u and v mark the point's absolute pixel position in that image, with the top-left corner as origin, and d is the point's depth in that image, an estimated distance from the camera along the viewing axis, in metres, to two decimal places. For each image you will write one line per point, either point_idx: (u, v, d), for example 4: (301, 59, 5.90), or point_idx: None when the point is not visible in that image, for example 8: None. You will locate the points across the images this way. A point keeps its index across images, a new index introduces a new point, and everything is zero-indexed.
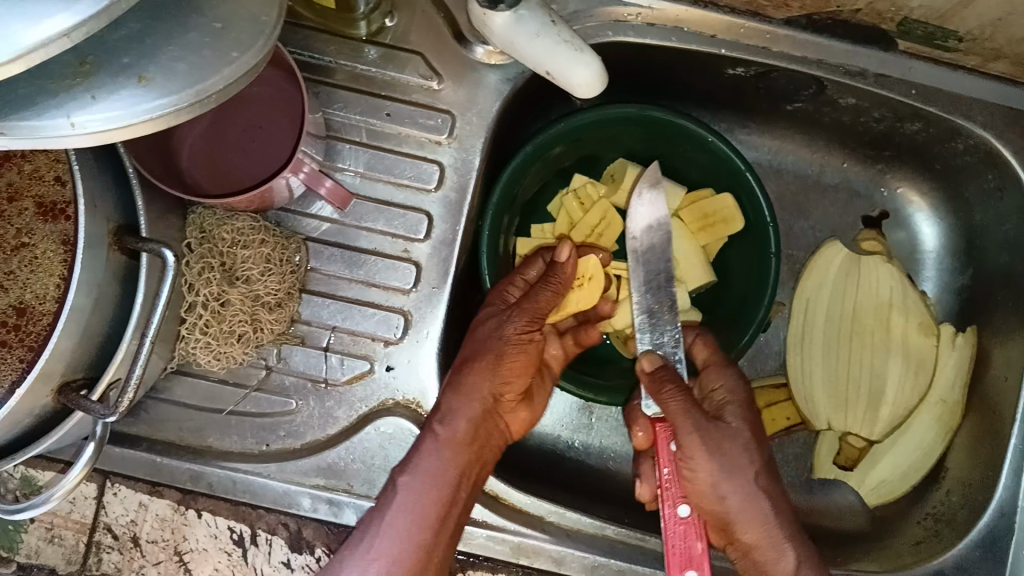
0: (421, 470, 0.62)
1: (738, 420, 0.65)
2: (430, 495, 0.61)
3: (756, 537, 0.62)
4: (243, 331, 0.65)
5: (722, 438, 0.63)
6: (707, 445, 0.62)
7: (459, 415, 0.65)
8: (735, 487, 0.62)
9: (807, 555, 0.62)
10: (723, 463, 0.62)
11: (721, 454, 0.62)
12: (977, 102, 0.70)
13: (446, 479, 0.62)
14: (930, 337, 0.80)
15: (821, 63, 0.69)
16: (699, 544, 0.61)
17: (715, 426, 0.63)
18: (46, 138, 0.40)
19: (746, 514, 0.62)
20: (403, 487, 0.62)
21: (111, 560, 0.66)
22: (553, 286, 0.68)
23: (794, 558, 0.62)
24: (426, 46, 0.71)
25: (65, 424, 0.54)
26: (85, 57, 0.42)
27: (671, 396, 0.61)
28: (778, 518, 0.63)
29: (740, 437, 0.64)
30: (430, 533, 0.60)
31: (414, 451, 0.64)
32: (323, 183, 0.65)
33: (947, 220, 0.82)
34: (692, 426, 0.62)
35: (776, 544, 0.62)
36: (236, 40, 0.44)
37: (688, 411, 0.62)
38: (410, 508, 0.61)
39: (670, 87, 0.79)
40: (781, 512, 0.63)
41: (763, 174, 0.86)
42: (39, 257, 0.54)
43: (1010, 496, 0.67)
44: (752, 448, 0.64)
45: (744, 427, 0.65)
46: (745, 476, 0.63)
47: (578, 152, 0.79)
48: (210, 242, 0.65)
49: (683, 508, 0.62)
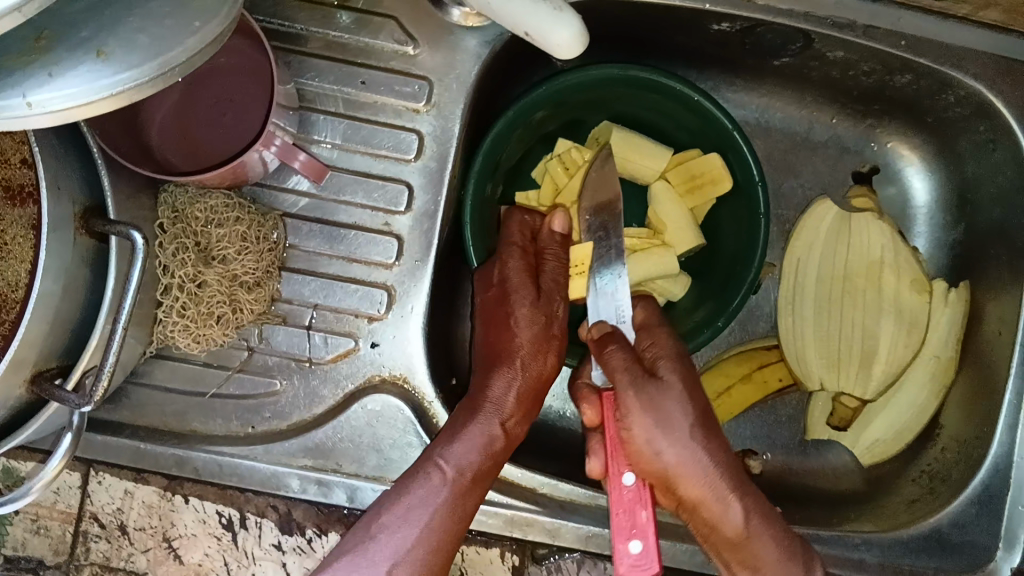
0: (463, 460, 0.60)
1: (671, 372, 0.62)
2: (468, 485, 0.60)
3: (699, 494, 0.60)
4: (222, 312, 0.63)
5: (658, 395, 0.61)
6: (644, 405, 0.60)
7: (507, 405, 0.65)
8: (671, 444, 0.60)
9: (753, 507, 0.61)
10: (659, 422, 0.60)
11: (655, 411, 0.60)
12: (970, 52, 0.68)
13: (485, 468, 0.61)
14: (922, 294, 0.78)
15: (809, 16, 0.67)
16: (645, 512, 0.61)
17: (650, 383, 0.61)
18: (4, 120, 0.38)
19: (685, 472, 0.60)
20: (443, 478, 0.59)
21: (99, 549, 0.65)
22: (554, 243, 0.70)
23: (740, 510, 0.60)
24: (400, 10, 0.68)
25: (41, 415, 0.53)
26: (40, 31, 0.39)
27: (613, 354, 0.61)
28: (722, 471, 0.60)
29: (677, 391, 0.62)
30: (464, 524, 0.60)
31: (455, 435, 0.62)
32: (298, 156, 0.63)
33: (938, 174, 0.81)
34: (628, 384, 0.60)
35: (722, 499, 0.60)
36: (199, 8, 0.42)
37: (629, 368, 0.61)
38: (450, 497, 0.59)
39: (654, 45, 0.77)
40: (724, 464, 0.61)
41: (751, 133, 0.84)
42: (9, 243, 0.50)
43: (1005, 451, 0.67)
44: (687, 402, 0.62)
45: (677, 379, 0.62)
46: (681, 433, 0.60)
47: (562, 115, 0.77)
48: (184, 221, 0.62)
49: (627, 476, 0.62)
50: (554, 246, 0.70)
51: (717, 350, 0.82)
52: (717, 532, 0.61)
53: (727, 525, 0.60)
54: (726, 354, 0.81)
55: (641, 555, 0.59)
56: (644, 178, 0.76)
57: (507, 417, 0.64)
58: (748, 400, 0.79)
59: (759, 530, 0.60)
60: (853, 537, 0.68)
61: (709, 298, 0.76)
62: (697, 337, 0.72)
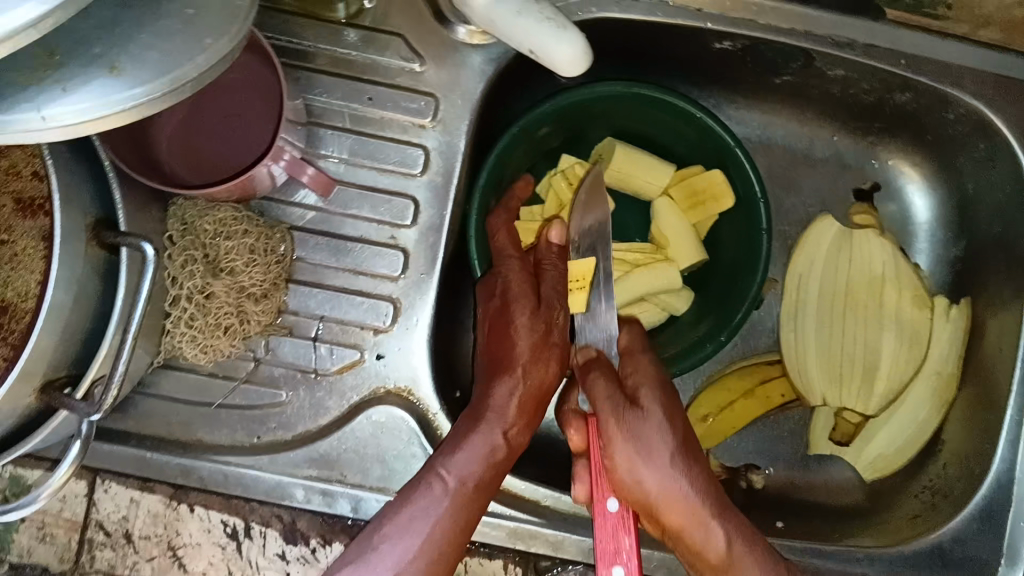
0: (465, 470, 0.61)
1: (653, 402, 0.64)
2: (469, 494, 0.60)
3: (681, 521, 0.60)
4: (229, 324, 0.64)
5: (637, 423, 0.62)
6: (625, 433, 0.62)
7: (506, 411, 0.65)
8: (652, 471, 0.61)
9: (735, 531, 0.60)
10: (639, 448, 0.61)
11: (636, 438, 0.62)
12: (968, 70, 0.69)
13: (487, 478, 0.62)
14: (923, 309, 0.79)
15: (809, 34, 0.68)
16: (628, 539, 0.61)
17: (630, 411, 0.63)
18: (15, 135, 0.39)
19: (668, 499, 0.60)
20: (444, 487, 0.60)
21: (105, 557, 0.66)
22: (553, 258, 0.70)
23: (722, 534, 0.60)
24: (407, 28, 0.70)
25: (49, 424, 0.53)
26: (54, 48, 0.41)
27: (596, 380, 0.64)
28: (703, 497, 0.61)
29: (658, 419, 0.63)
30: (465, 535, 0.60)
31: (459, 443, 0.62)
32: (305, 171, 0.64)
33: (939, 191, 0.81)
34: (609, 410, 0.63)
35: (704, 524, 0.60)
36: (210, 26, 0.43)
37: (611, 396, 0.63)
38: (452, 506, 0.60)
39: (657, 62, 0.78)
40: (706, 491, 0.61)
41: (753, 149, 0.85)
42: (20, 254, 0.52)
43: (1007, 466, 0.68)
44: (667, 430, 0.63)
45: (658, 409, 0.63)
46: (662, 460, 0.61)
47: (566, 131, 0.78)
48: (192, 234, 0.63)
49: (611, 503, 0.62)
50: (552, 255, 0.71)
51: (720, 364, 0.83)
52: (699, 557, 0.61)
53: (708, 550, 0.60)
54: (731, 367, 0.82)
55: None
56: (647, 194, 0.78)
57: (509, 426, 0.65)
58: (752, 414, 0.79)
59: (741, 556, 0.59)
60: (855, 551, 0.69)
61: (711, 312, 0.77)
62: (700, 350, 0.72)
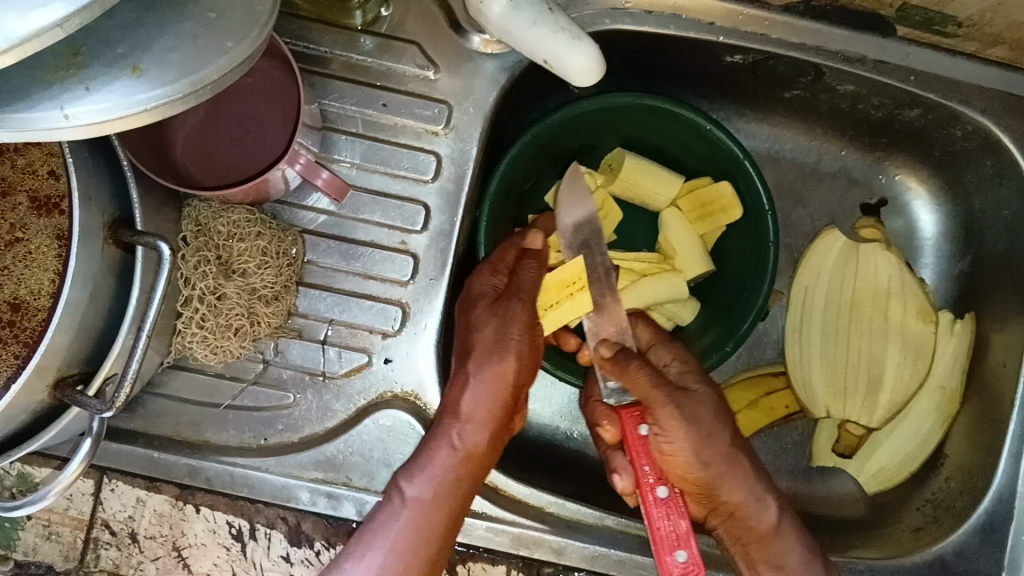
0: (424, 482, 0.62)
1: (701, 385, 0.67)
2: (443, 502, 0.62)
3: (739, 497, 0.65)
4: (240, 325, 0.65)
5: (694, 406, 0.65)
6: (684, 417, 0.64)
7: (473, 419, 0.65)
8: (712, 452, 0.64)
9: (784, 507, 0.66)
10: (700, 431, 0.64)
11: (695, 422, 0.64)
12: (976, 88, 0.70)
13: (450, 486, 0.62)
14: (928, 323, 0.80)
15: (820, 50, 0.69)
16: (684, 521, 0.62)
17: (685, 395, 0.65)
18: (39, 132, 0.40)
19: (728, 477, 0.65)
20: (403, 499, 0.62)
21: (110, 556, 0.66)
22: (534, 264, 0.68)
23: (776, 507, 0.65)
24: (422, 35, 0.70)
25: (61, 420, 0.54)
26: (78, 47, 0.41)
27: (638, 370, 0.64)
28: (755, 473, 0.66)
29: (712, 402, 0.66)
30: (437, 544, 0.61)
31: (428, 456, 0.63)
32: (320, 174, 0.64)
33: (946, 207, 0.82)
34: (663, 396, 0.63)
35: (759, 500, 0.65)
36: (231, 29, 0.43)
37: (658, 383, 0.64)
38: (410, 519, 0.61)
39: (668, 74, 0.79)
40: (755, 467, 0.66)
41: (761, 163, 0.86)
42: (33, 252, 0.53)
43: (1009, 481, 0.68)
44: (722, 411, 0.66)
45: (711, 394, 0.67)
46: (718, 442, 0.65)
47: (575, 141, 0.78)
48: (206, 235, 0.64)
49: (661, 489, 0.64)
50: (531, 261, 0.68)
51: (725, 375, 0.83)
52: (748, 533, 0.65)
53: (760, 523, 0.65)
54: (735, 378, 0.82)
55: (687, 564, 0.60)
56: (655, 205, 0.78)
57: (467, 428, 0.64)
58: (754, 425, 0.80)
59: (789, 530, 0.65)
60: (857, 563, 0.69)
61: (716, 323, 0.77)
62: (705, 361, 0.74)
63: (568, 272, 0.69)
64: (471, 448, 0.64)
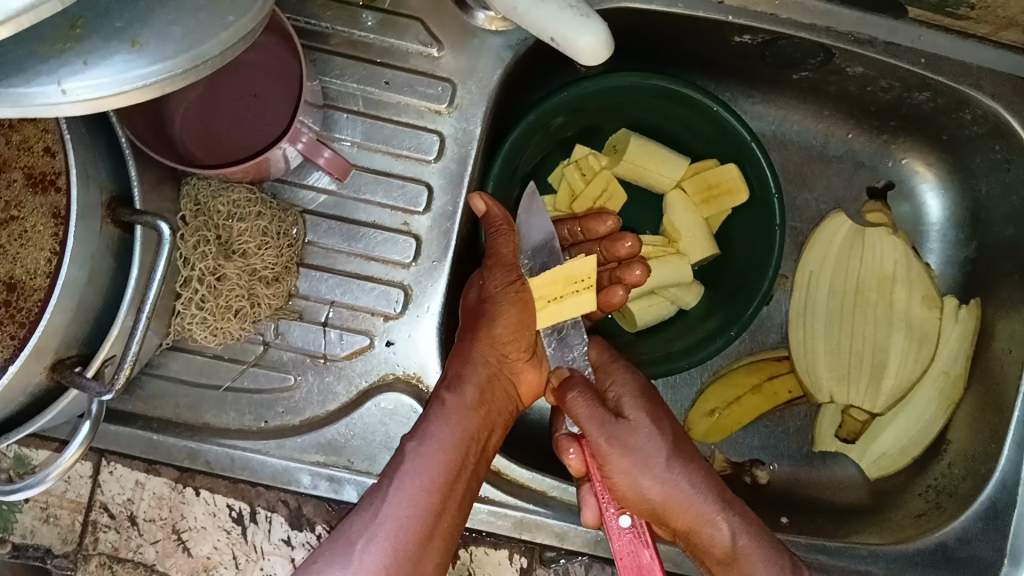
0: (429, 438, 0.61)
1: (638, 410, 0.64)
2: (441, 458, 0.60)
3: (690, 521, 0.62)
4: (240, 306, 0.64)
5: (628, 434, 0.63)
6: (618, 446, 0.62)
7: (465, 380, 0.64)
8: (651, 478, 0.62)
9: (743, 527, 0.61)
10: (637, 458, 0.62)
11: (630, 450, 0.62)
12: (987, 72, 0.69)
13: (455, 444, 0.61)
14: (933, 310, 0.79)
15: (830, 30, 0.68)
16: (647, 551, 0.61)
17: (619, 424, 0.63)
18: (37, 107, 0.38)
19: (674, 502, 0.62)
20: (409, 456, 0.60)
21: (108, 539, 0.65)
22: (509, 233, 0.66)
23: (727, 529, 0.61)
24: (425, 12, 0.69)
25: (58, 403, 0.53)
26: (75, 20, 0.39)
27: (574, 399, 0.63)
28: (704, 495, 0.62)
29: (646, 427, 0.64)
30: (437, 498, 0.59)
31: (422, 419, 0.62)
32: (322, 153, 0.63)
33: (952, 192, 0.81)
34: (596, 428, 0.62)
35: (708, 521, 0.61)
36: (233, 2, 0.42)
37: (593, 410, 0.63)
38: (409, 478, 0.59)
39: (674, 54, 0.77)
40: (704, 488, 0.63)
41: (767, 145, 0.85)
42: (28, 231, 0.51)
43: (1013, 469, 0.67)
44: (657, 435, 0.64)
45: (643, 417, 0.64)
46: (658, 465, 0.62)
47: (580, 122, 0.77)
48: (205, 215, 0.63)
49: (623, 518, 0.62)
50: (503, 228, 0.67)
51: (728, 360, 0.83)
52: (707, 555, 0.62)
53: (715, 545, 0.61)
54: (738, 363, 0.82)
55: None
56: (659, 187, 0.77)
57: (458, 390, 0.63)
58: (759, 410, 0.79)
59: (748, 548, 0.60)
60: (859, 549, 0.69)
61: (720, 309, 0.77)
62: (709, 345, 0.72)
63: (579, 267, 0.66)
64: (465, 406, 0.63)
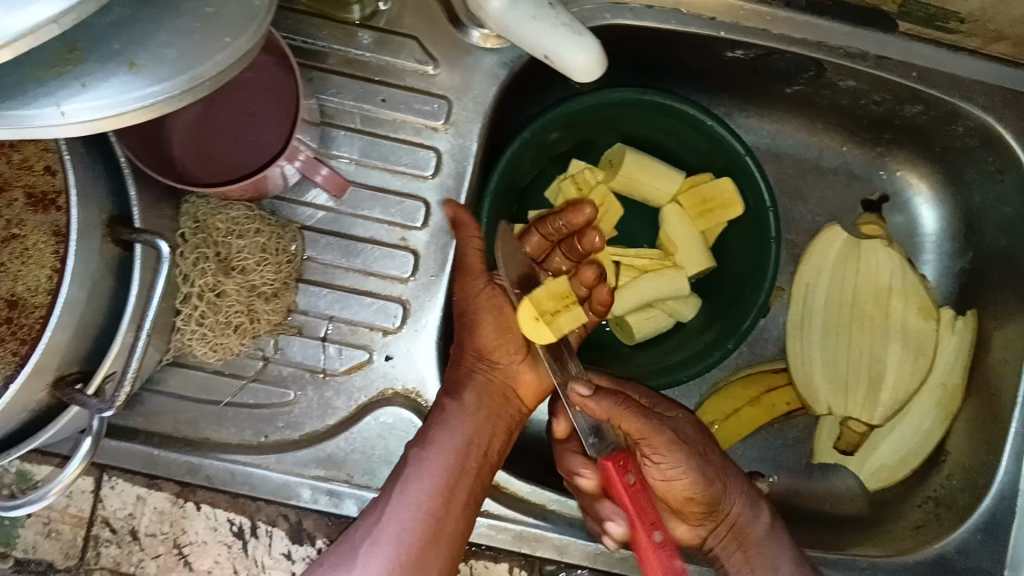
0: (434, 442, 0.62)
1: (677, 408, 0.68)
2: (442, 462, 0.62)
3: (739, 506, 0.66)
4: (240, 321, 0.65)
5: (679, 427, 0.65)
6: (677, 441, 0.62)
7: (462, 386, 0.66)
8: (710, 466, 0.64)
9: (773, 514, 0.68)
10: (694, 449, 0.63)
11: (687, 444, 0.63)
12: (977, 84, 0.69)
13: (458, 447, 0.63)
14: (929, 320, 0.79)
15: (821, 45, 0.69)
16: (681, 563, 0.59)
17: (667, 420, 0.64)
18: (33, 130, 0.39)
19: (729, 488, 0.65)
20: (415, 459, 0.62)
21: (110, 553, 0.66)
22: (475, 237, 0.66)
23: (768, 513, 0.67)
24: (420, 30, 0.70)
25: (60, 419, 0.54)
26: (73, 44, 0.40)
27: (613, 403, 0.61)
28: (745, 482, 0.67)
29: (690, 422, 0.67)
30: (438, 502, 0.61)
31: (427, 423, 0.64)
32: (320, 171, 0.64)
33: (946, 203, 0.82)
34: (652, 427, 0.61)
35: (753, 505, 0.67)
36: (228, 24, 0.43)
37: (634, 413, 0.61)
38: (417, 481, 0.61)
39: (667, 69, 0.78)
40: (743, 476, 0.68)
41: (762, 158, 0.85)
42: (30, 249, 0.52)
43: (1012, 479, 0.68)
44: (700, 428, 0.67)
45: (684, 414, 0.68)
46: (711, 454, 0.66)
47: (575, 136, 0.78)
48: (204, 232, 0.63)
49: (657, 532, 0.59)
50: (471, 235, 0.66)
51: (726, 372, 0.83)
52: (746, 542, 0.66)
53: (755, 530, 0.66)
54: (735, 375, 0.82)
55: None
56: (655, 200, 0.78)
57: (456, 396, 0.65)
58: (757, 422, 0.79)
59: (779, 531, 0.67)
60: (858, 560, 0.68)
61: (717, 321, 0.77)
62: (706, 358, 0.73)
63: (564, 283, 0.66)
64: (466, 411, 0.64)
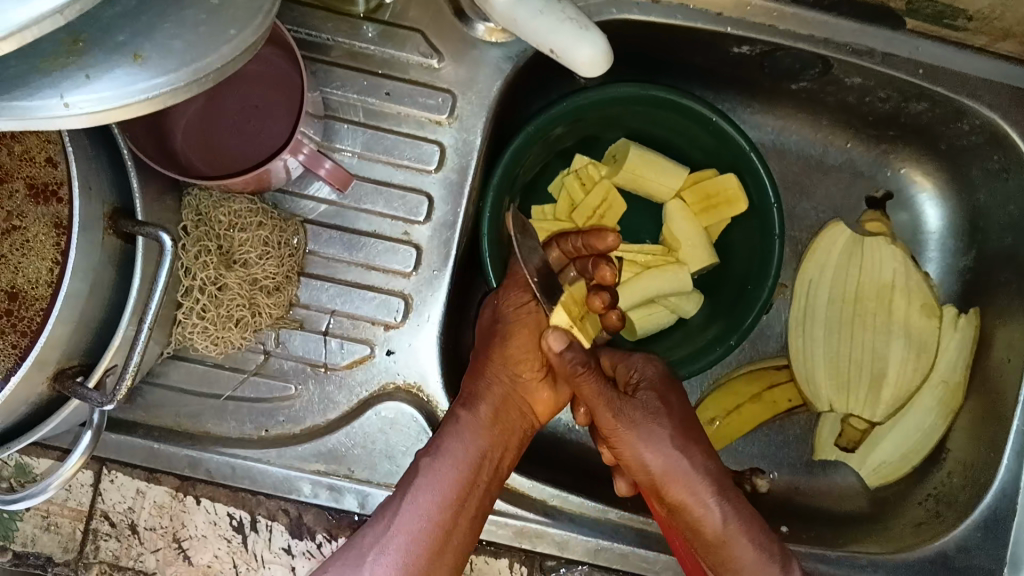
0: (448, 455, 0.62)
1: (647, 392, 0.68)
2: (454, 475, 0.62)
3: (682, 498, 0.65)
4: (241, 316, 0.64)
5: (631, 412, 0.67)
6: (625, 424, 0.66)
7: (481, 399, 0.67)
8: (651, 453, 0.66)
9: (733, 512, 0.65)
10: (640, 432, 0.66)
11: (634, 428, 0.66)
12: (985, 82, 0.69)
13: (472, 461, 0.63)
14: (932, 318, 0.79)
15: (828, 42, 0.68)
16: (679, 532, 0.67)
17: (626, 402, 0.67)
18: (38, 121, 0.39)
19: (671, 478, 0.65)
20: (428, 471, 0.62)
21: (109, 547, 0.65)
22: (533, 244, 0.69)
23: (719, 513, 0.64)
24: (425, 22, 0.69)
25: (60, 413, 0.53)
26: (78, 34, 0.39)
27: (584, 379, 0.66)
28: (700, 475, 0.66)
29: (654, 409, 0.67)
30: (448, 514, 0.61)
31: (440, 434, 0.64)
32: (323, 164, 0.64)
33: (951, 201, 0.81)
34: (605, 410, 0.66)
35: (702, 502, 0.64)
36: (234, 17, 0.42)
37: (600, 393, 0.66)
38: (428, 494, 0.61)
39: (673, 64, 0.78)
40: (704, 470, 0.66)
41: (766, 154, 0.85)
42: (31, 241, 0.52)
43: (1013, 477, 0.67)
44: (664, 416, 0.67)
45: (653, 400, 0.67)
46: (658, 441, 0.66)
47: (579, 131, 0.78)
48: (207, 225, 0.63)
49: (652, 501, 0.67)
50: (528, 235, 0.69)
51: (728, 368, 0.83)
52: (697, 537, 0.65)
53: (705, 526, 0.64)
54: (736, 372, 0.82)
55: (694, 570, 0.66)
56: (659, 196, 0.77)
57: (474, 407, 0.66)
58: (759, 420, 0.79)
59: (736, 533, 0.64)
60: (859, 558, 0.69)
61: (719, 318, 0.77)
62: (708, 354, 0.73)
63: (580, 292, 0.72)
64: (479, 424, 0.65)
